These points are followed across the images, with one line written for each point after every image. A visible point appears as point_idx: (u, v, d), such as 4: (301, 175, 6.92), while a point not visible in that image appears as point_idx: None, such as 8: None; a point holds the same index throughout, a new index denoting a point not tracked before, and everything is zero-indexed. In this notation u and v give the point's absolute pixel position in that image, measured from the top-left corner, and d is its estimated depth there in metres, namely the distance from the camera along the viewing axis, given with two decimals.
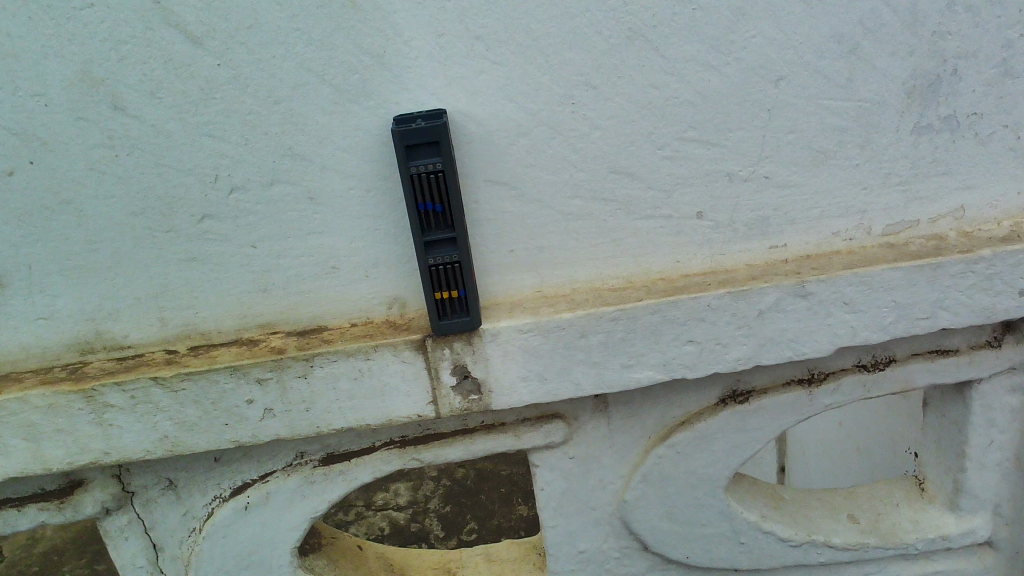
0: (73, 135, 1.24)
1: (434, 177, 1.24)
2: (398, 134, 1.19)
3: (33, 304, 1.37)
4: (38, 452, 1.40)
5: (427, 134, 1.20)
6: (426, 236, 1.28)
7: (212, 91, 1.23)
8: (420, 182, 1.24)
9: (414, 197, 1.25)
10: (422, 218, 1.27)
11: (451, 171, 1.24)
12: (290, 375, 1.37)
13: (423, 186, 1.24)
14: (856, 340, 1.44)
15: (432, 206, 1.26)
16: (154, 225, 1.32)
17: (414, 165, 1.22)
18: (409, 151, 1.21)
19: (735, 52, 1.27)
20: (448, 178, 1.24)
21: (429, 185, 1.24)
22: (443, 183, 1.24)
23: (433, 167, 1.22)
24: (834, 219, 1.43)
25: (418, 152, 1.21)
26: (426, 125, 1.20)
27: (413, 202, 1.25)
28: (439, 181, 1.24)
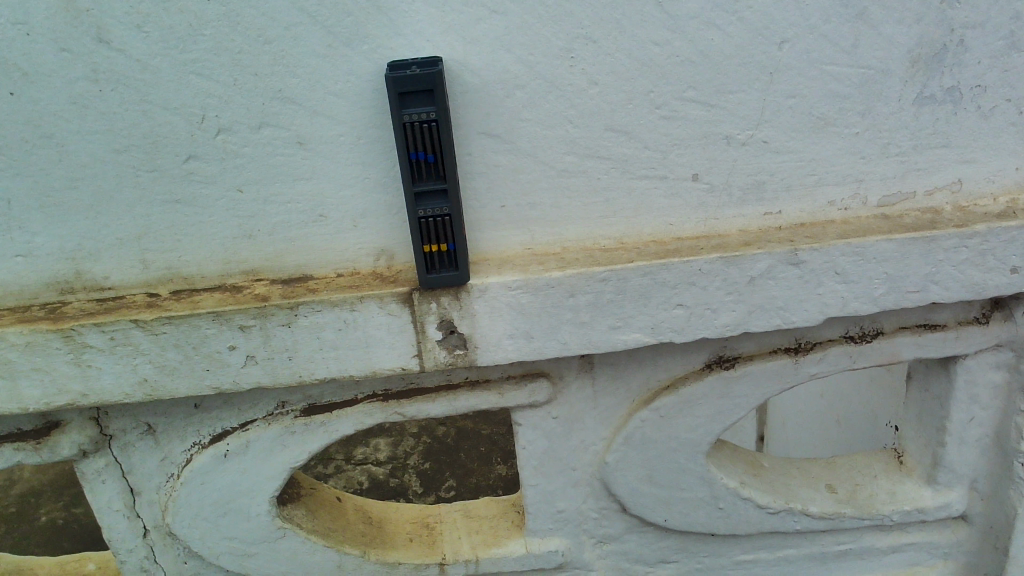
0: (56, 67, 1.20)
1: (427, 126, 1.21)
2: (392, 80, 1.16)
3: (12, 241, 1.34)
4: (15, 390, 1.38)
5: (421, 82, 1.17)
6: (417, 186, 1.26)
7: (201, 27, 1.19)
8: (412, 131, 1.21)
9: (405, 146, 1.22)
10: (414, 167, 1.24)
11: (444, 121, 1.21)
12: (273, 323, 1.35)
13: (415, 134, 1.21)
14: (846, 311, 1.43)
15: (424, 156, 1.23)
16: (138, 164, 1.29)
17: (407, 113, 1.19)
18: (402, 99, 1.18)
19: (739, 12, 1.24)
20: (442, 128, 1.21)
21: (422, 134, 1.21)
22: (438, 132, 1.22)
23: (427, 116, 1.19)
24: (830, 188, 1.42)
25: (412, 100, 1.19)
26: (421, 71, 1.17)
27: (405, 151, 1.22)
28: (433, 130, 1.21)
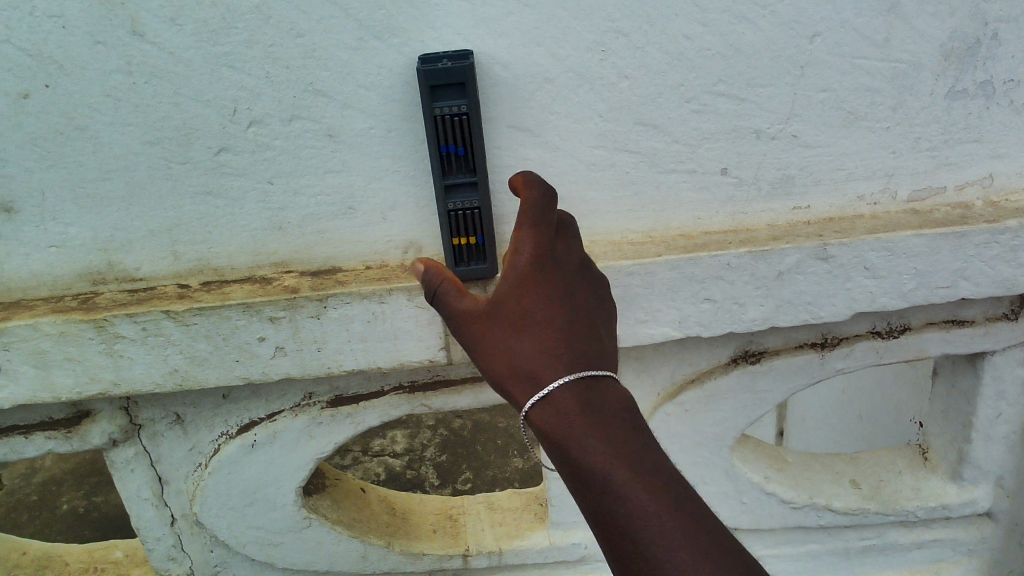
0: (90, 60, 1.21)
1: (458, 120, 1.21)
2: (424, 73, 1.16)
3: (45, 232, 1.35)
4: (48, 380, 1.39)
5: (453, 75, 1.17)
6: (447, 179, 1.27)
7: (234, 20, 1.20)
8: (442, 124, 1.21)
9: (436, 140, 1.22)
10: (444, 160, 1.25)
11: (475, 114, 1.21)
12: (302, 315, 1.36)
13: (445, 127, 1.22)
14: (874, 306, 1.43)
15: (455, 149, 1.24)
16: (170, 156, 1.30)
17: (438, 106, 1.19)
18: (433, 92, 1.18)
19: (771, 5, 1.24)
20: (473, 121, 1.21)
21: (453, 127, 1.22)
22: (468, 125, 1.22)
23: (458, 109, 1.20)
24: (860, 182, 1.41)
25: (443, 93, 1.19)
26: (452, 65, 1.17)
27: (435, 144, 1.23)
28: (464, 124, 1.21)
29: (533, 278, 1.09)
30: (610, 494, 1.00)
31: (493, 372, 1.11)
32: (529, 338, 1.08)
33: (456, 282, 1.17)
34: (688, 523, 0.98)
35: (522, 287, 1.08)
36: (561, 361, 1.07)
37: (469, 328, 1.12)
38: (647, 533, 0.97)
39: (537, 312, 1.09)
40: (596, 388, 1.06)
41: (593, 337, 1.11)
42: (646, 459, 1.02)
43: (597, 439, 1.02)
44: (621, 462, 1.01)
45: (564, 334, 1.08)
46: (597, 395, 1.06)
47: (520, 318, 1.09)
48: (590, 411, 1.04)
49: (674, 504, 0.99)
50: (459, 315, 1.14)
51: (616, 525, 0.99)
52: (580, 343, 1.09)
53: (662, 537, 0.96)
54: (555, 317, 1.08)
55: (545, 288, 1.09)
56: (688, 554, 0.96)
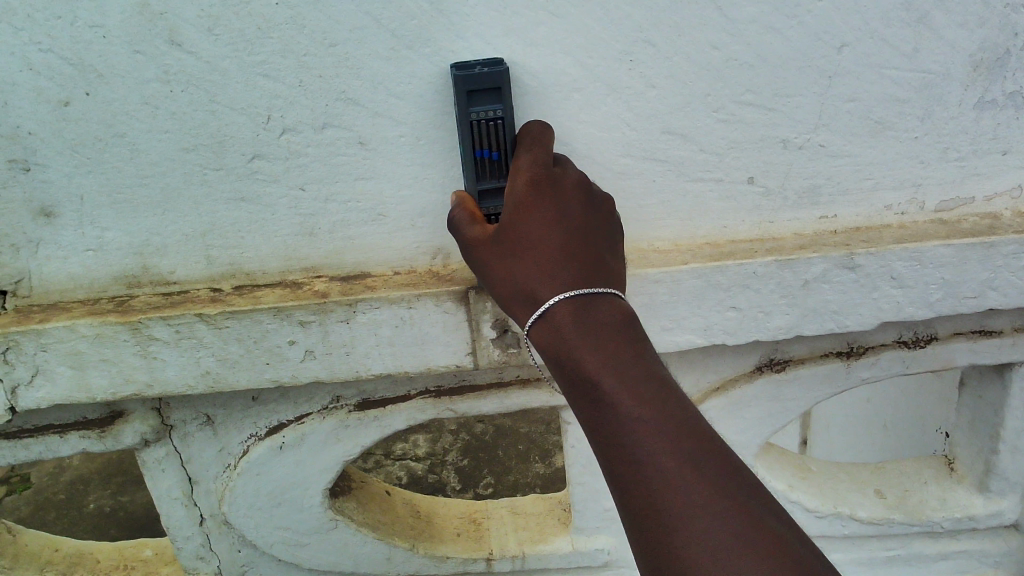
0: (129, 69, 1.24)
1: (494, 126, 1.23)
2: (461, 77, 1.20)
3: (83, 236, 1.39)
4: (84, 380, 1.43)
5: (489, 80, 1.20)
6: (481, 186, 1.26)
7: (269, 30, 1.22)
8: (477, 129, 1.23)
9: (471, 145, 1.24)
10: (478, 166, 1.25)
11: (510, 119, 1.23)
12: (332, 319, 1.38)
13: (481, 133, 1.23)
14: (901, 316, 1.43)
15: (490, 154, 1.24)
16: (205, 163, 1.33)
17: (474, 111, 1.22)
18: (469, 97, 1.21)
19: (799, 16, 1.24)
20: (508, 126, 1.23)
21: (488, 133, 1.23)
22: (504, 131, 1.23)
23: (493, 113, 1.22)
24: (887, 192, 1.41)
25: (479, 98, 1.22)
26: (488, 70, 1.20)
27: (470, 149, 1.24)
28: (499, 129, 1.23)
29: (529, 197, 1.11)
30: (604, 404, 0.97)
31: (496, 291, 1.13)
32: (526, 256, 1.09)
33: (477, 214, 1.22)
34: (685, 438, 0.93)
35: (519, 206, 1.10)
36: (557, 277, 1.06)
37: (477, 253, 1.15)
38: (636, 441, 0.93)
39: (534, 231, 1.09)
40: (595, 305, 1.03)
41: (595, 254, 1.10)
42: (645, 373, 0.98)
43: (591, 352, 0.99)
44: (614, 372, 0.98)
45: (564, 252, 1.07)
46: (595, 309, 1.03)
47: (516, 238, 1.10)
48: (585, 323, 1.02)
49: (670, 417, 0.94)
50: (470, 243, 1.17)
51: (608, 435, 0.96)
52: (579, 258, 1.08)
53: (653, 445, 0.92)
54: (551, 234, 1.08)
55: (543, 207, 1.10)
56: (678, 462, 0.91)
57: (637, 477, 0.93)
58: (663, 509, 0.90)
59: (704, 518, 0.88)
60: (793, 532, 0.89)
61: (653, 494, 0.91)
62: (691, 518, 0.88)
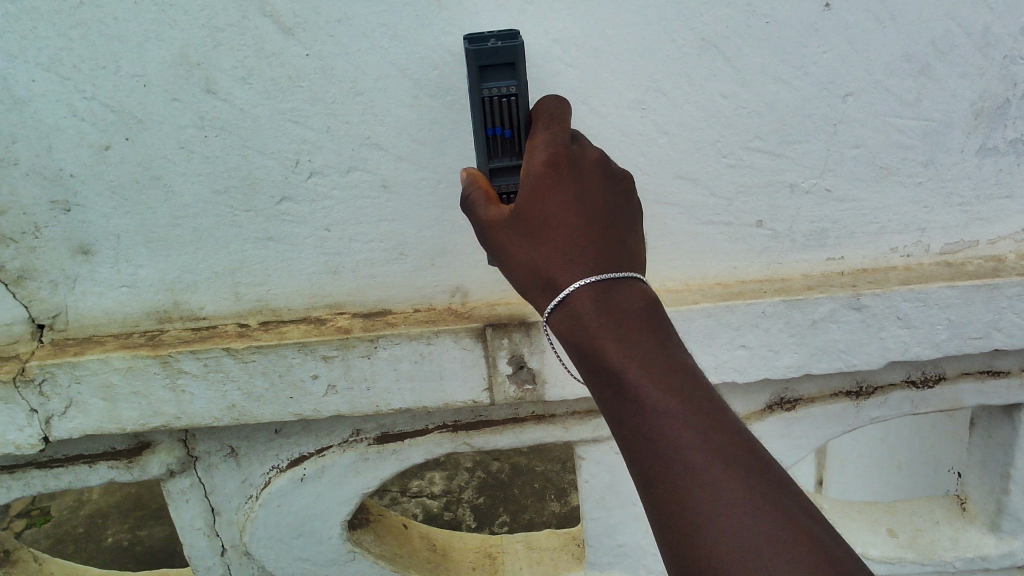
0: (167, 115, 1.32)
1: (507, 103, 1.13)
2: (472, 51, 1.13)
3: (118, 273, 1.45)
4: (115, 412, 1.48)
5: (502, 54, 1.13)
6: (493, 164, 1.15)
7: (299, 79, 1.29)
8: (491, 106, 1.14)
9: (482, 122, 1.14)
10: (490, 144, 1.15)
11: (525, 96, 1.13)
12: (354, 354, 1.44)
13: (494, 110, 1.14)
14: (907, 356, 1.46)
15: (503, 132, 1.14)
16: (236, 204, 1.39)
17: (486, 87, 1.13)
18: (482, 72, 1.14)
19: (805, 66, 1.30)
20: (522, 104, 1.13)
21: (501, 110, 1.14)
22: (518, 109, 1.13)
23: (506, 90, 1.13)
24: (893, 235, 1.45)
25: (492, 74, 1.14)
26: (503, 44, 1.13)
27: (481, 125, 1.14)
28: (512, 106, 1.13)
29: (548, 178, 0.98)
30: (628, 396, 0.89)
31: (511, 275, 1.02)
32: (545, 241, 0.97)
33: (492, 193, 1.08)
34: (715, 430, 0.85)
35: (536, 187, 0.98)
36: (578, 261, 0.95)
37: (494, 238, 1.02)
38: (665, 435, 0.85)
39: (553, 213, 0.97)
40: (617, 290, 0.93)
41: (616, 238, 0.99)
42: (671, 362, 0.90)
43: (615, 341, 0.90)
44: (639, 361, 0.89)
45: (585, 236, 0.96)
46: (617, 295, 0.93)
47: (533, 219, 0.98)
48: (607, 311, 0.92)
49: (700, 410, 0.86)
50: (484, 226, 1.04)
51: (631, 427, 0.88)
52: (601, 242, 0.96)
53: (682, 438, 0.84)
54: (572, 215, 0.97)
55: (562, 188, 0.98)
56: (709, 456, 0.83)
57: (665, 472, 0.85)
58: (694, 508, 0.82)
59: (738, 517, 0.81)
60: (829, 531, 0.83)
61: (682, 491, 0.83)
62: (722, 515, 0.81)
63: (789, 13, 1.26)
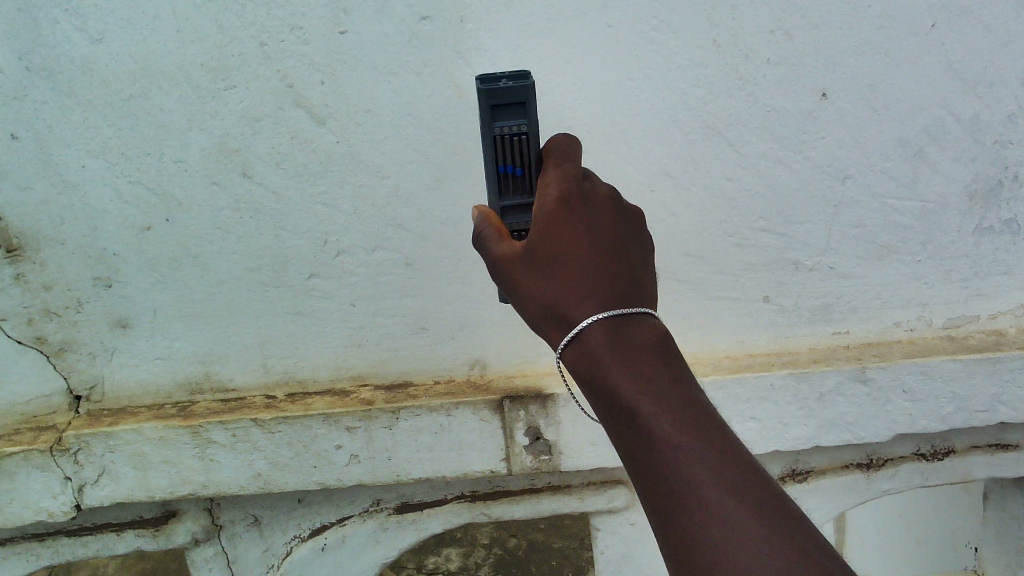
0: (206, 198, 1.41)
1: (518, 142, 1.00)
2: (482, 89, 1.00)
3: (154, 346, 1.52)
4: (145, 480, 1.53)
5: (514, 93, 1.00)
6: (504, 203, 1.01)
7: (330, 165, 1.38)
8: (501, 146, 1.01)
9: (491, 161, 1.01)
10: (500, 184, 1.01)
11: (537, 136, 1.00)
12: (376, 425, 1.50)
13: (504, 149, 1.01)
14: (914, 428, 1.49)
15: (514, 171, 1.01)
16: (267, 281, 1.47)
17: (497, 125, 1.00)
18: (492, 111, 1.00)
19: (805, 151, 1.38)
20: (535, 143, 1.00)
21: (512, 149, 1.00)
22: (531, 149, 1.00)
23: (517, 129, 1.00)
24: (896, 310, 1.50)
25: (504, 113, 1.00)
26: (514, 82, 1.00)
27: (490, 165, 1.01)
28: (524, 146, 1.00)
29: (559, 210, 0.85)
30: (643, 440, 0.76)
31: (522, 314, 0.87)
32: (557, 276, 0.83)
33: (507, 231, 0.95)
34: (739, 474, 0.74)
35: (546, 220, 0.85)
36: (593, 300, 0.81)
37: (504, 273, 0.88)
38: (682, 481, 0.74)
39: (566, 248, 0.83)
40: (630, 324, 0.80)
41: (634, 275, 0.84)
42: (688, 403, 0.78)
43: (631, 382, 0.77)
44: (656, 400, 0.77)
45: (602, 273, 0.82)
46: (630, 329, 0.80)
47: (544, 253, 0.84)
48: (620, 346, 0.79)
49: (720, 454, 0.75)
50: (494, 263, 0.90)
51: (651, 477, 0.76)
52: (617, 279, 0.82)
53: (702, 483, 0.73)
54: (586, 251, 0.83)
55: (575, 221, 0.84)
56: (728, 499, 0.73)
57: (682, 521, 0.74)
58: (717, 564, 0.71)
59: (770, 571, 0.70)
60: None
61: (702, 542, 0.72)
62: (746, 571, 0.70)
63: (787, 102, 1.35)
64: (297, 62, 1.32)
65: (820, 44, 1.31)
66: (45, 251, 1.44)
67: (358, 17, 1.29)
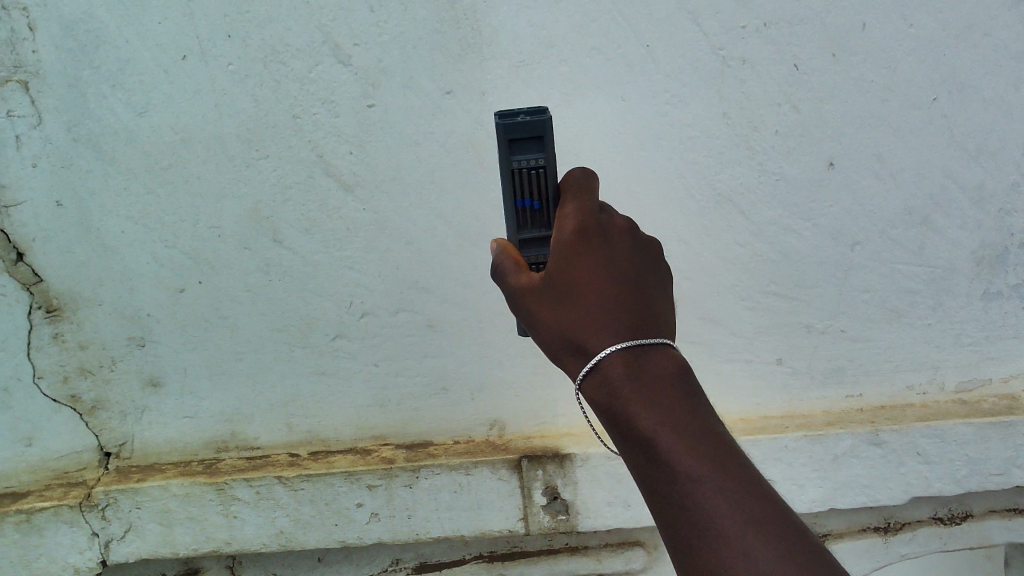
0: (237, 261, 1.47)
1: (536, 176, 1.04)
2: (500, 124, 1.03)
3: (182, 404, 1.57)
4: (170, 537, 1.57)
5: (531, 127, 1.04)
6: (522, 237, 1.04)
7: (357, 230, 1.45)
8: (519, 180, 1.04)
9: (510, 195, 1.04)
10: (519, 218, 1.04)
11: (554, 169, 1.03)
12: (397, 484, 1.53)
13: (523, 183, 1.04)
14: (931, 491, 1.50)
15: (532, 204, 1.04)
16: (294, 341, 1.52)
17: (515, 159, 1.03)
18: (510, 145, 1.04)
19: (814, 218, 1.43)
20: (552, 176, 1.03)
21: (530, 182, 1.04)
22: (549, 181, 1.03)
23: (535, 163, 1.03)
24: (907, 373, 1.52)
25: (521, 147, 1.04)
26: (530, 117, 1.04)
27: (509, 199, 1.04)
28: (542, 179, 1.03)
29: (576, 244, 0.89)
30: (660, 469, 0.78)
31: (541, 346, 0.90)
32: (573, 306, 0.87)
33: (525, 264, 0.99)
34: (754, 502, 0.76)
35: (564, 253, 0.89)
36: (609, 329, 0.84)
37: (522, 305, 0.92)
38: (697, 508, 0.76)
39: (583, 279, 0.87)
40: (647, 354, 0.83)
41: (650, 305, 0.87)
42: (704, 432, 0.79)
43: (648, 411, 0.80)
44: (672, 429, 0.79)
45: (617, 303, 0.85)
46: (648, 358, 0.82)
47: (562, 284, 0.88)
48: (637, 376, 0.81)
49: (736, 481, 0.76)
50: (514, 294, 0.94)
51: (668, 505, 0.78)
52: (633, 309, 0.85)
53: (719, 512, 0.75)
54: (602, 282, 0.87)
55: (592, 254, 0.88)
56: (745, 529, 0.74)
57: (701, 551, 0.75)
58: None
59: None
60: None
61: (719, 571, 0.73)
62: None
63: (796, 171, 1.40)
64: (328, 133, 1.39)
65: (825, 117, 1.37)
66: (83, 311, 1.51)
67: (386, 91, 1.37)
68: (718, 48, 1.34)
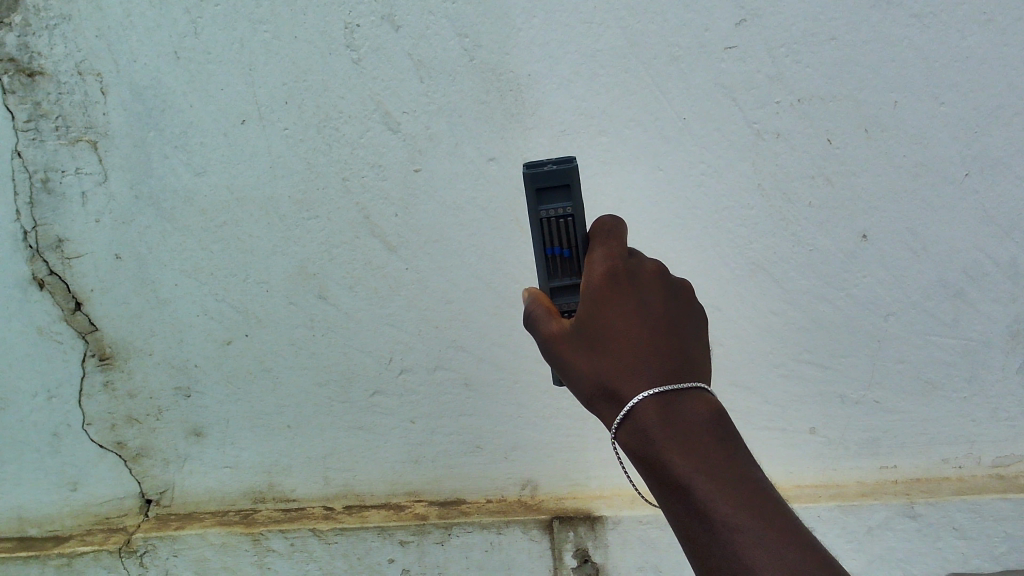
0: (283, 316, 1.52)
1: (564, 224, 1.09)
2: (528, 173, 1.11)
3: (223, 454, 1.61)
4: None
5: (558, 177, 1.10)
6: (554, 284, 1.07)
7: (399, 289, 1.50)
8: (549, 229, 1.09)
9: (540, 243, 1.09)
10: (550, 265, 1.08)
11: (582, 217, 1.08)
12: (429, 540, 1.56)
13: (552, 232, 1.09)
14: (967, 567, 1.51)
15: (561, 252, 1.08)
16: (334, 396, 1.56)
17: (543, 209, 1.09)
18: (539, 195, 1.10)
19: (847, 289, 1.45)
20: (580, 223, 1.08)
21: (559, 231, 1.09)
22: (576, 229, 1.08)
23: (563, 211, 1.09)
24: (943, 446, 1.52)
25: (549, 197, 1.10)
26: (556, 167, 1.11)
27: (538, 247, 1.09)
28: (570, 227, 1.08)
29: (607, 289, 0.92)
30: (696, 515, 0.80)
31: (576, 392, 0.93)
32: (606, 351, 0.90)
33: (556, 310, 1.02)
34: (791, 548, 0.77)
35: (596, 300, 0.93)
36: (642, 373, 0.87)
37: (556, 352, 0.95)
38: (736, 555, 0.77)
39: (614, 323, 0.90)
40: (680, 399, 0.85)
41: (683, 348, 0.90)
42: (739, 478, 0.81)
43: (683, 458, 0.82)
44: (706, 474, 0.81)
45: (651, 347, 0.88)
46: (681, 405, 0.85)
47: (595, 330, 0.91)
48: (670, 421, 0.84)
49: (772, 526, 0.78)
50: (547, 341, 0.97)
51: (707, 553, 0.79)
52: (667, 352, 0.88)
53: (757, 558, 0.76)
54: (634, 326, 0.90)
55: (622, 299, 0.92)
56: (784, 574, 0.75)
57: None
58: None
59: None
60: None
61: None
62: None
63: (829, 243, 1.43)
64: (375, 196, 1.45)
65: (858, 190, 1.41)
66: (133, 360, 1.56)
67: (432, 158, 1.43)
68: (753, 122, 1.39)
